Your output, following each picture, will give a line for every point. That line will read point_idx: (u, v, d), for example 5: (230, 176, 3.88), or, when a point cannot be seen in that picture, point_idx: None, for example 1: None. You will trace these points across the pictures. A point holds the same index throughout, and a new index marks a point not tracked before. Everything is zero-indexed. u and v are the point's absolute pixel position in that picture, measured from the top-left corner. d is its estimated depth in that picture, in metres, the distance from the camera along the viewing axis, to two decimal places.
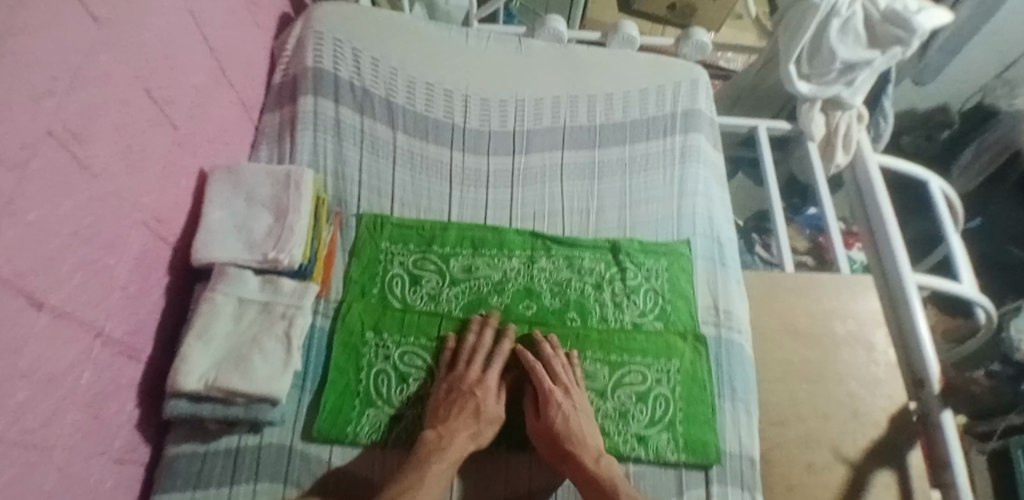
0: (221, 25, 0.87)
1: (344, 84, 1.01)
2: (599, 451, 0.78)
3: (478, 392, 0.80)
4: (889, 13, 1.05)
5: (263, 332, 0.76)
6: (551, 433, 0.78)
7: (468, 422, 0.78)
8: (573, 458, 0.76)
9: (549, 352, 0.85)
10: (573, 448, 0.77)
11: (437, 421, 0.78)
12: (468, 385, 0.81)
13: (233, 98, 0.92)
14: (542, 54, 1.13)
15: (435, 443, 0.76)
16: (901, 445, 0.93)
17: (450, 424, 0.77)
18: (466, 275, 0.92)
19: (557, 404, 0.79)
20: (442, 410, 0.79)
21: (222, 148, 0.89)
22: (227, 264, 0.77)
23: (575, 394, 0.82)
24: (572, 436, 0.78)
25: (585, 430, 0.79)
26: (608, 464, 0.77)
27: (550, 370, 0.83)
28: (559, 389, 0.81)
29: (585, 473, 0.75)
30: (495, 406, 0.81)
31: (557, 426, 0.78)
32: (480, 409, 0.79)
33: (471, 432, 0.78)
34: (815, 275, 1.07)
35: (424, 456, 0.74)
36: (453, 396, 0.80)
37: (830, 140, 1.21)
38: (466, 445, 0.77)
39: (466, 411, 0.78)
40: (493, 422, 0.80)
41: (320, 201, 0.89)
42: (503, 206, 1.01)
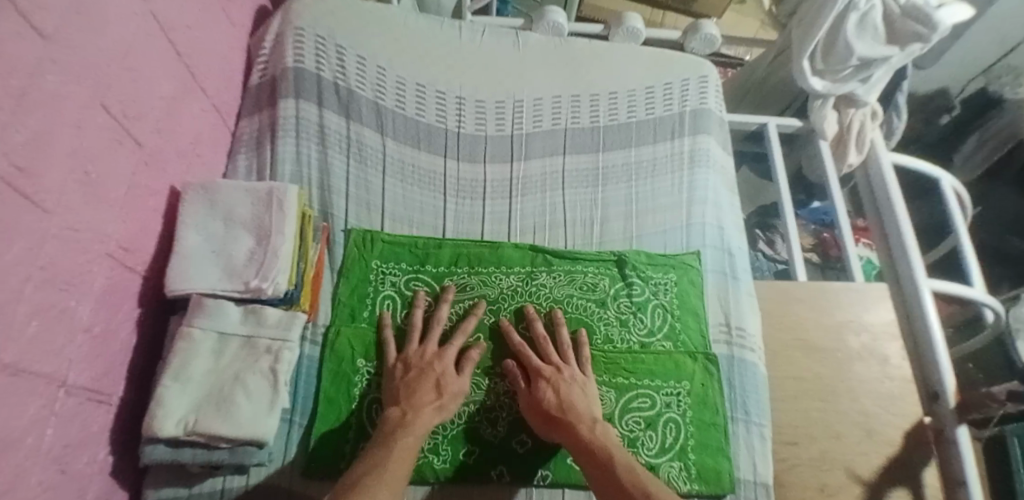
0: (188, 24, 0.79)
1: (327, 85, 0.93)
2: (593, 418, 0.75)
3: (434, 365, 0.77)
4: (910, 8, 1.00)
5: (246, 368, 0.69)
6: (541, 406, 0.75)
7: (430, 397, 0.74)
8: (566, 427, 0.73)
9: (541, 331, 0.83)
10: (565, 420, 0.74)
11: (399, 398, 0.74)
12: (427, 360, 0.77)
13: (206, 104, 0.84)
14: (540, 49, 1.05)
15: (399, 420, 0.71)
16: (915, 462, 0.90)
17: (407, 397, 0.74)
18: (461, 294, 0.86)
19: (546, 380, 0.77)
20: (398, 385, 0.76)
21: (194, 160, 0.81)
22: (205, 295, 0.70)
23: (567, 368, 0.79)
24: (564, 408, 0.75)
25: (576, 399, 0.76)
26: (602, 430, 0.74)
27: (541, 347, 0.82)
28: (549, 367, 0.79)
29: (577, 441, 0.72)
30: (459, 381, 0.77)
31: (547, 401, 0.75)
32: (443, 384, 0.75)
33: (435, 406, 0.73)
34: (828, 285, 1.03)
35: (389, 434, 0.70)
36: (410, 373, 0.76)
37: (843, 136, 1.15)
38: (433, 419, 0.73)
39: (426, 387, 0.75)
40: (457, 397, 0.75)
41: (307, 219, 0.82)
42: (502, 218, 0.95)
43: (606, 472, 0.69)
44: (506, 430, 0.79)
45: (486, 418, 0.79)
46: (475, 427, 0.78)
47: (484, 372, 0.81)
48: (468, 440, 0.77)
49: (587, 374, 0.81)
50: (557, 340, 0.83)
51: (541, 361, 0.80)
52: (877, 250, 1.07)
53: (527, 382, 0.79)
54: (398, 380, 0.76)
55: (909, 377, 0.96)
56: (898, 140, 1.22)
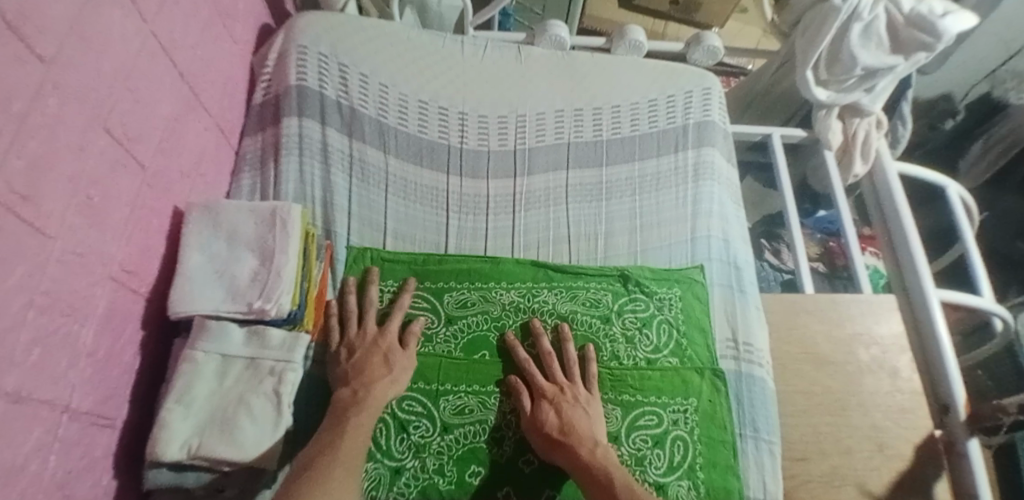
0: (190, 43, 0.79)
1: (330, 103, 0.93)
2: (595, 440, 0.74)
3: (378, 343, 0.77)
4: (914, 16, 0.99)
5: (250, 390, 0.69)
6: (543, 427, 0.75)
7: (380, 373, 0.74)
8: (567, 449, 0.72)
9: (547, 348, 0.83)
10: (567, 441, 0.73)
11: (348, 379, 0.74)
12: (370, 339, 0.78)
13: (209, 123, 0.84)
14: (543, 63, 1.05)
15: (351, 398, 0.72)
16: (927, 475, 0.88)
17: (356, 375, 0.74)
18: (464, 311, 0.86)
19: (549, 401, 0.77)
20: (343, 367, 0.76)
21: (196, 179, 0.81)
22: (208, 317, 0.69)
23: (571, 389, 0.79)
24: (566, 429, 0.74)
25: (578, 420, 0.75)
26: (603, 452, 0.73)
27: (546, 364, 0.81)
28: (553, 388, 0.78)
29: (578, 463, 0.71)
30: (405, 355, 0.78)
31: (549, 421, 0.75)
32: (389, 358, 0.76)
33: (388, 381, 0.74)
34: (835, 297, 1.02)
35: (342, 413, 0.70)
36: (356, 353, 0.76)
37: (848, 147, 1.14)
38: (387, 392, 0.74)
39: (375, 364, 0.75)
40: (406, 370, 0.77)
41: (311, 237, 0.81)
42: (506, 234, 0.95)
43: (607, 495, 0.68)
44: (512, 449, 0.78)
45: (491, 437, 0.78)
46: (480, 446, 0.77)
47: (489, 390, 0.80)
48: (473, 460, 0.76)
49: (592, 394, 0.80)
50: (564, 356, 0.83)
51: (546, 380, 0.80)
52: (884, 259, 1.07)
53: (531, 401, 0.78)
54: (345, 362, 0.76)
55: (920, 390, 0.95)
56: (903, 149, 1.20)
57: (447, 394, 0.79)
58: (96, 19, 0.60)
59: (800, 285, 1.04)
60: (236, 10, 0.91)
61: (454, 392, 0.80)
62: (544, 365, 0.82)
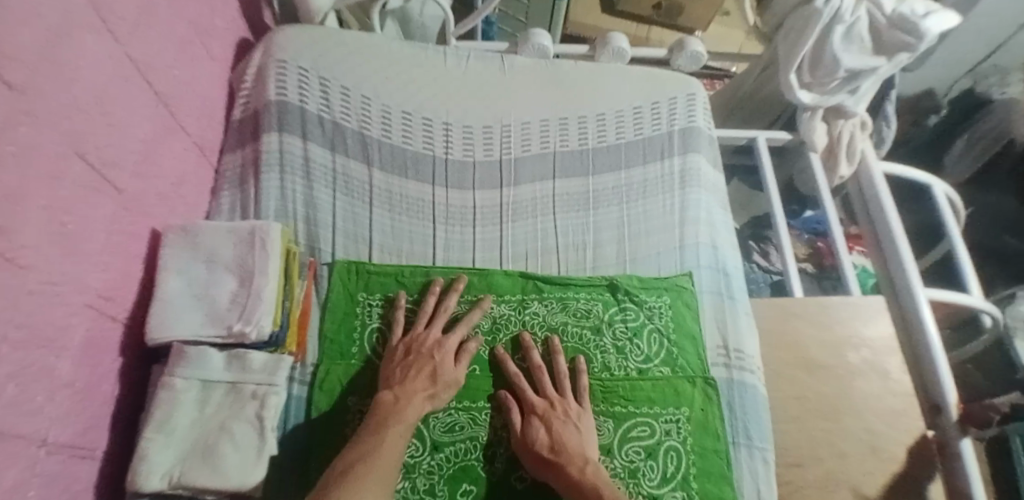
0: (167, 62, 0.77)
1: (312, 117, 0.92)
2: (585, 457, 0.73)
3: (435, 355, 0.78)
4: (896, 18, 0.99)
5: (232, 416, 0.67)
6: (532, 446, 0.74)
7: (423, 384, 0.75)
8: (557, 468, 0.72)
9: (538, 361, 0.82)
10: (557, 460, 0.72)
11: (394, 383, 0.75)
12: (427, 348, 0.79)
13: (187, 142, 0.83)
14: (526, 72, 1.04)
15: (393, 404, 0.72)
16: (922, 478, 0.88)
17: (401, 384, 0.75)
18: (451, 325, 0.85)
19: (538, 419, 0.76)
20: (396, 369, 0.77)
21: (174, 200, 0.79)
22: (187, 342, 0.68)
23: (562, 403, 0.78)
24: (556, 447, 0.73)
25: (568, 437, 0.75)
26: (592, 470, 0.72)
27: (538, 378, 0.81)
28: (543, 403, 0.78)
29: (567, 483, 0.71)
30: (455, 370, 0.78)
31: (539, 439, 0.74)
32: (438, 373, 0.77)
33: (428, 394, 0.75)
34: (824, 300, 1.02)
35: (382, 418, 0.71)
36: (410, 358, 0.78)
37: (833, 149, 1.14)
38: (422, 407, 0.74)
39: (422, 374, 0.76)
40: (450, 386, 0.77)
41: (292, 255, 0.80)
42: (493, 246, 0.94)
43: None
44: (504, 466, 0.77)
45: (483, 453, 0.77)
46: (471, 463, 0.76)
47: (480, 405, 0.80)
48: (465, 478, 0.75)
49: (584, 408, 0.79)
50: (555, 369, 0.82)
51: (536, 395, 0.79)
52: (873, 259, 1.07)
53: (521, 417, 0.78)
54: (397, 362, 0.78)
55: (909, 390, 0.95)
56: (887, 150, 1.21)
57: (437, 411, 0.78)
58: (66, 41, 0.58)
59: (789, 289, 1.04)
60: (213, 27, 0.89)
61: (445, 409, 0.78)
62: (535, 380, 0.82)
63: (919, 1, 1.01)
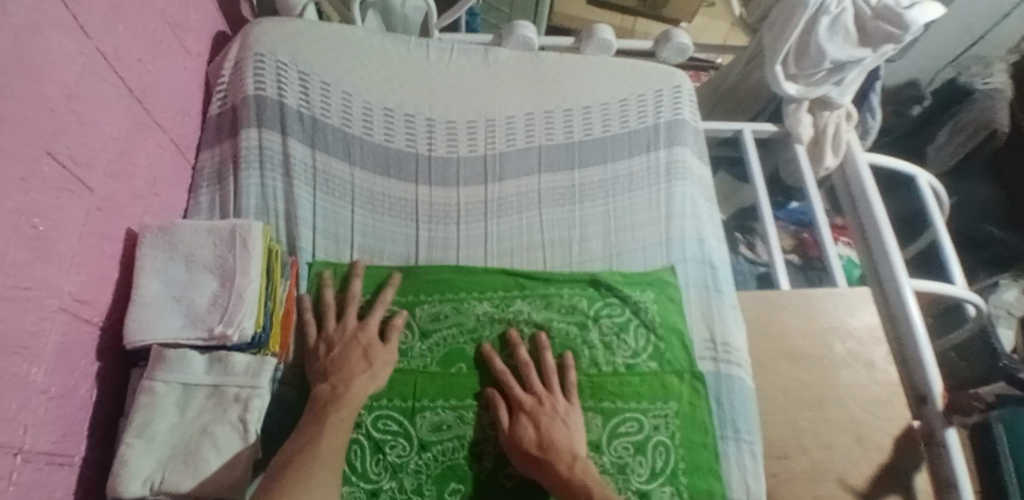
0: (140, 56, 0.75)
1: (292, 113, 0.90)
2: (574, 454, 0.73)
3: (358, 338, 0.78)
4: (881, 9, 0.99)
5: (214, 420, 0.66)
6: (521, 444, 0.73)
7: (358, 369, 0.75)
8: (547, 467, 0.71)
9: (524, 356, 0.81)
10: (546, 458, 0.72)
11: (327, 375, 0.74)
12: (350, 335, 0.78)
13: (162, 139, 0.80)
14: (511, 65, 1.03)
15: (331, 393, 0.72)
16: (907, 466, 0.89)
17: (335, 371, 0.74)
18: (436, 324, 0.84)
19: (526, 416, 0.76)
20: (325, 362, 0.76)
21: (150, 198, 0.77)
22: (165, 345, 0.66)
23: (549, 399, 0.77)
24: (545, 445, 0.73)
25: (557, 434, 0.74)
26: (581, 467, 0.71)
27: (526, 375, 0.80)
28: (530, 400, 0.77)
29: (557, 481, 0.70)
30: (385, 350, 0.78)
31: (528, 437, 0.74)
32: (370, 352, 0.77)
33: (367, 376, 0.75)
34: (810, 291, 1.02)
35: (323, 407, 0.70)
36: (335, 348, 0.77)
37: (819, 140, 1.14)
38: (364, 390, 0.74)
39: (353, 358, 0.76)
40: (387, 364, 0.77)
41: (274, 254, 0.78)
42: (478, 243, 0.93)
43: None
44: (493, 464, 0.76)
45: (470, 453, 0.76)
46: (458, 463, 0.75)
47: (467, 403, 0.78)
48: (453, 477, 0.74)
49: (572, 404, 0.79)
50: (542, 365, 0.81)
51: (524, 391, 0.79)
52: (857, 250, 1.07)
53: (509, 415, 0.77)
54: (323, 358, 0.76)
55: (894, 381, 0.96)
56: (872, 141, 1.22)
57: (424, 410, 0.77)
58: (34, 38, 0.56)
59: (774, 281, 1.04)
60: (188, 20, 0.87)
61: (431, 408, 0.77)
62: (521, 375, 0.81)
63: None
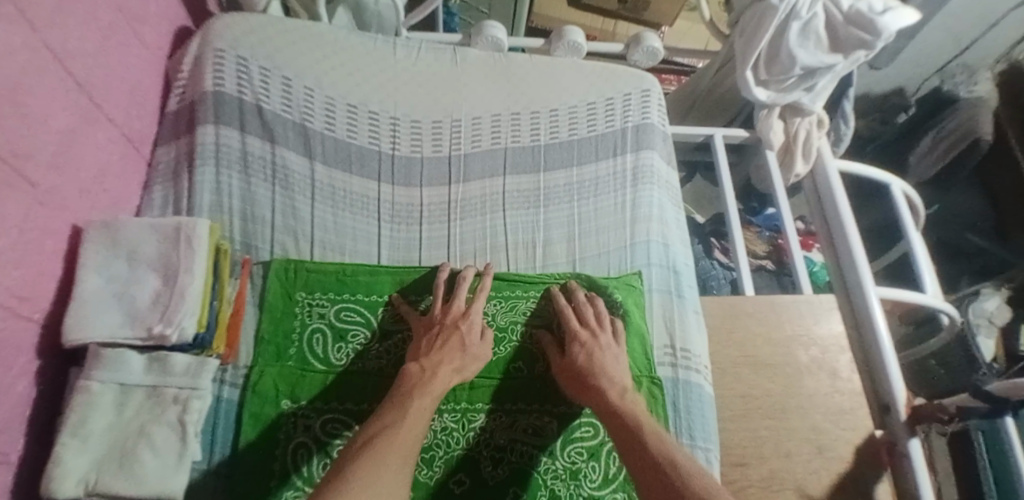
0: (92, 50, 0.73)
1: (250, 109, 0.89)
2: (624, 386, 0.73)
3: (460, 325, 0.77)
4: (853, 14, 0.98)
5: (152, 420, 0.65)
6: (572, 369, 0.76)
7: (453, 355, 0.74)
8: (596, 390, 0.73)
9: (582, 299, 0.84)
10: (596, 383, 0.73)
11: (420, 355, 0.74)
12: (451, 320, 0.78)
13: (114, 134, 0.79)
14: (479, 66, 1.02)
15: (419, 375, 0.70)
16: (868, 477, 0.88)
17: (429, 356, 0.73)
18: (398, 326, 0.81)
19: (581, 343, 0.78)
20: (422, 343, 0.75)
21: (100, 193, 0.76)
22: (102, 345, 0.65)
23: (602, 335, 0.80)
24: (595, 371, 0.75)
25: (608, 364, 0.76)
26: (629, 396, 0.72)
27: (580, 313, 0.82)
28: (585, 332, 0.80)
29: (603, 402, 0.71)
30: (481, 343, 0.77)
31: (580, 363, 0.76)
32: (466, 344, 0.76)
33: (456, 366, 0.73)
34: (776, 297, 1.01)
35: (408, 391, 0.68)
36: (435, 330, 0.77)
37: (790, 146, 1.14)
38: (450, 380, 0.72)
39: (450, 345, 0.75)
40: (478, 358, 0.76)
41: (222, 252, 0.78)
42: (441, 245, 0.92)
43: (629, 436, 0.66)
44: (444, 469, 0.73)
45: (423, 458, 0.73)
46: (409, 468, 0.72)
47: None
48: None
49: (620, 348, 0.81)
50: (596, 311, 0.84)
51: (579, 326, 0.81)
52: (825, 255, 1.06)
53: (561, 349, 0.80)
54: (422, 336, 0.76)
55: (858, 390, 0.95)
56: (844, 148, 1.21)
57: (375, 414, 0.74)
58: None
59: (741, 287, 1.03)
60: (146, 13, 0.85)
61: None
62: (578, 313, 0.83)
63: None
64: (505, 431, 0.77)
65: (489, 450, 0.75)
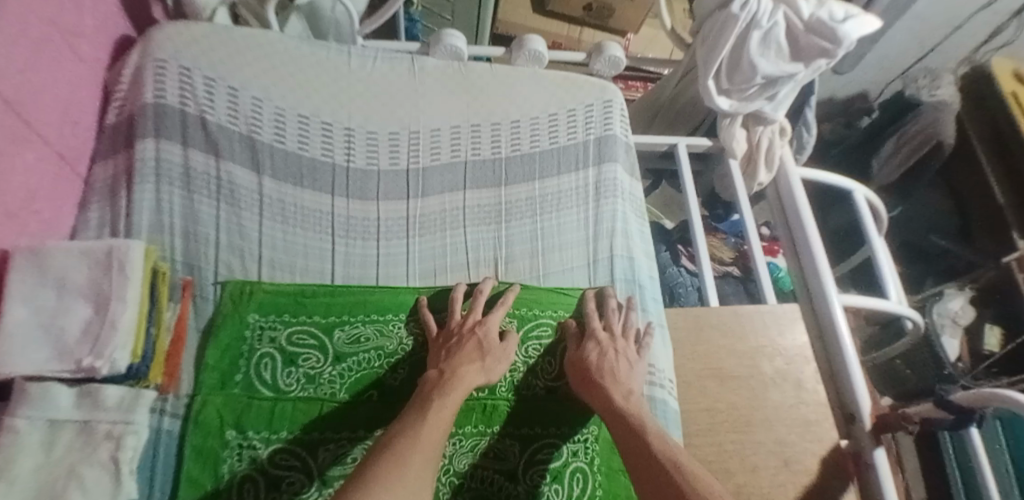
0: (17, 60, 0.67)
1: (194, 122, 0.85)
2: (629, 391, 0.75)
3: (475, 331, 0.78)
4: (813, 23, 0.97)
5: (82, 459, 0.61)
6: (583, 364, 0.78)
7: (472, 358, 0.75)
8: (600, 391, 0.74)
9: (605, 305, 0.85)
10: (604, 384, 0.75)
11: (439, 360, 0.74)
12: (466, 327, 0.78)
13: (45, 152, 0.73)
14: (437, 76, 0.99)
15: (438, 379, 0.71)
16: (835, 490, 0.86)
17: (449, 361, 0.74)
18: (354, 348, 0.78)
19: (596, 341, 0.80)
20: (441, 351, 0.76)
21: (28, 214, 0.70)
22: (27, 380, 0.60)
23: (619, 338, 0.82)
24: (605, 372, 0.77)
25: (619, 368, 0.77)
26: (635, 401, 0.74)
27: (606, 317, 0.84)
28: (604, 332, 0.82)
29: (609, 406, 0.73)
30: (498, 346, 0.78)
31: (591, 362, 0.78)
32: (484, 346, 0.76)
33: (479, 367, 0.74)
34: (740, 308, 1.01)
35: (428, 392, 0.69)
36: (452, 340, 0.77)
37: (753, 155, 1.14)
38: (473, 379, 0.72)
39: (467, 349, 0.75)
40: (499, 361, 0.77)
41: (160, 276, 0.73)
42: (398, 262, 0.89)
43: (638, 444, 0.68)
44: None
45: None
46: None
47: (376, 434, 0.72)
48: None
49: (635, 351, 0.82)
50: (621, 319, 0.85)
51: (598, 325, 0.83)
52: (788, 263, 1.06)
53: (577, 342, 0.82)
54: (439, 345, 0.77)
55: (824, 401, 0.94)
56: (807, 155, 1.22)
57: (328, 442, 0.71)
58: None
59: (705, 297, 1.03)
60: (81, 23, 0.80)
61: (336, 439, 0.71)
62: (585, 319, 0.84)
63: (838, 5, 0.98)
64: (465, 456, 0.74)
65: (447, 477, 0.72)
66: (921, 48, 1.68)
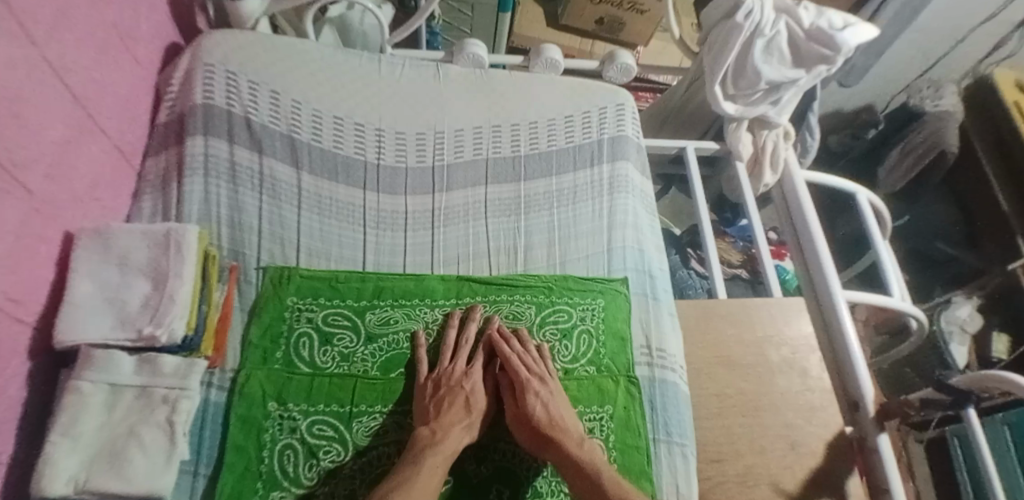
0: (84, 62, 0.74)
1: (238, 120, 0.92)
2: (581, 436, 0.76)
3: (463, 385, 0.79)
4: (814, 31, 1.03)
5: (140, 421, 0.66)
6: (530, 422, 0.76)
7: (460, 416, 0.75)
8: (556, 446, 0.73)
9: (518, 348, 0.83)
10: (557, 437, 0.74)
11: (430, 417, 0.74)
12: (455, 380, 0.79)
13: (105, 145, 0.80)
14: (461, 81, 1.06)
15: (431, 437, 0.71)
16: (839, 472, 0.90)
17: (440, 417, 0.74)
18: (384, 329, 0.83)
19: (534, 394, 0.78)
20: (430, 401, 0.76)
21: (91, 201, 0.77)
22: (95, 346, 0.66)
23: (551, 383, 0.80)
24: (552, 424, 0.75)
25: (566, 419, 0.76)
26: (587, 447, 0.75)
27: (519, 364, 0.82)
28: (535, 379, 0.79)
29: (567, 459, 0.73)
30: (482, 400, 0.80)
31: (536, 415, 0.76)
32: (470, 403, 0.78)
33: (464, 425, 0.75)
34: (747, 300, 1.06)
35: (416, 453, 0.69)
36: (441, 391, 0.78)
37: (759, 157, 1.19)
38: (461, 438, 0.73)
39: (456, 406, 0.76)
40: (482, 415, 0.78)
41: (209, 259, 0.80)
42: (424, 251, 0.95)
43: (597, 496, 0.69)
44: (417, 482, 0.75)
45: None
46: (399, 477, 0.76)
47: (406, 409, 0.78)
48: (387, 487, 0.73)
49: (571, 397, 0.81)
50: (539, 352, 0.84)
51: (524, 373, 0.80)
52: (794, 260, 1.11)
53: (513, 398, 0.79)
54: (429, 397, 0.76)
55: (829, 388, 0.98)
56: (811, 159, 1.27)
57: (361, 415, 0.76)
58: None
59: (715, 290, 1.08)
60: (138, 30, 0.87)
61: (370, 413, 0.76)
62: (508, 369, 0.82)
63: (838, 14, 1.04)
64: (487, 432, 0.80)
65: (472, 450, 0.77)
66: (925, 60, 1.73)
